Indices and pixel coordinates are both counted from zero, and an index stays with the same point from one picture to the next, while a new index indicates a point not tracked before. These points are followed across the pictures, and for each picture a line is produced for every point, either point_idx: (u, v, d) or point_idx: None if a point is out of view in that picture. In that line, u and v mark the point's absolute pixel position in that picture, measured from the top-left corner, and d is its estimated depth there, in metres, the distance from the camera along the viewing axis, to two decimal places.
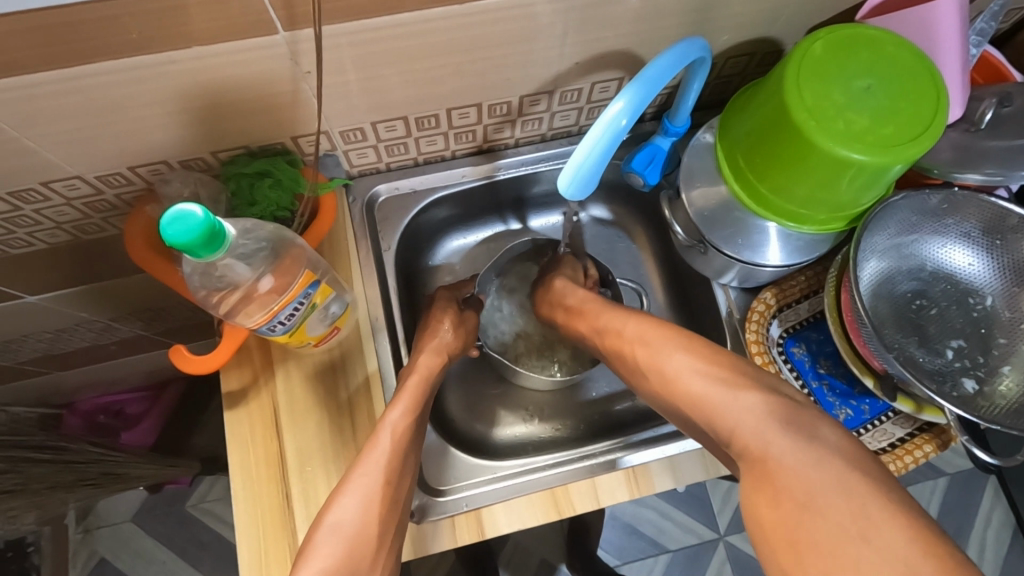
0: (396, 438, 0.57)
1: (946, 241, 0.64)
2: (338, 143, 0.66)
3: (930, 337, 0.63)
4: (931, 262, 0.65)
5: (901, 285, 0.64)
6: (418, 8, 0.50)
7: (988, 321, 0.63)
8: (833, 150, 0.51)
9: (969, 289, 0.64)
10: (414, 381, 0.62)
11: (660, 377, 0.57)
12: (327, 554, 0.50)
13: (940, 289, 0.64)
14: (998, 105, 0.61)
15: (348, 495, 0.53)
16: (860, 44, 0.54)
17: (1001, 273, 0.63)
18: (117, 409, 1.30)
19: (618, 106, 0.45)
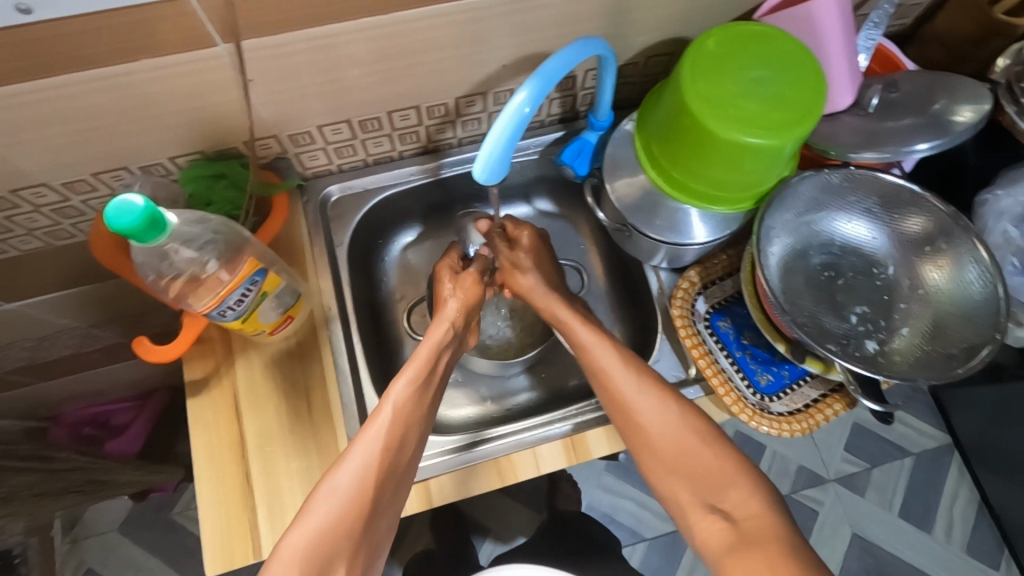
0: (398, 413, 0.60)
1: (852, 216, 0.69)
2: (289, 146, 0.71)
3: (839, 304, 0.68)
4: (839, 236, 0.70)
5: (813, 260, 0.69)
6: (347, 19, 0.56)
7: (888, 288, 0.68)
8: (727, 134, 0.57)
9: (872, 260, 0.69)
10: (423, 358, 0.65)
11: (670, 430, 0.60)
12: (323, 512, 0.54)
13: (848, 261, 0.70)
14: (885, 91, 0.67)
15: (349, 462, 0.57)
16: (750, 39, 0.60)
17: (899, 244, 0.68)
18: (103, 420, 1.32)
19: (521, 96, 0.51)
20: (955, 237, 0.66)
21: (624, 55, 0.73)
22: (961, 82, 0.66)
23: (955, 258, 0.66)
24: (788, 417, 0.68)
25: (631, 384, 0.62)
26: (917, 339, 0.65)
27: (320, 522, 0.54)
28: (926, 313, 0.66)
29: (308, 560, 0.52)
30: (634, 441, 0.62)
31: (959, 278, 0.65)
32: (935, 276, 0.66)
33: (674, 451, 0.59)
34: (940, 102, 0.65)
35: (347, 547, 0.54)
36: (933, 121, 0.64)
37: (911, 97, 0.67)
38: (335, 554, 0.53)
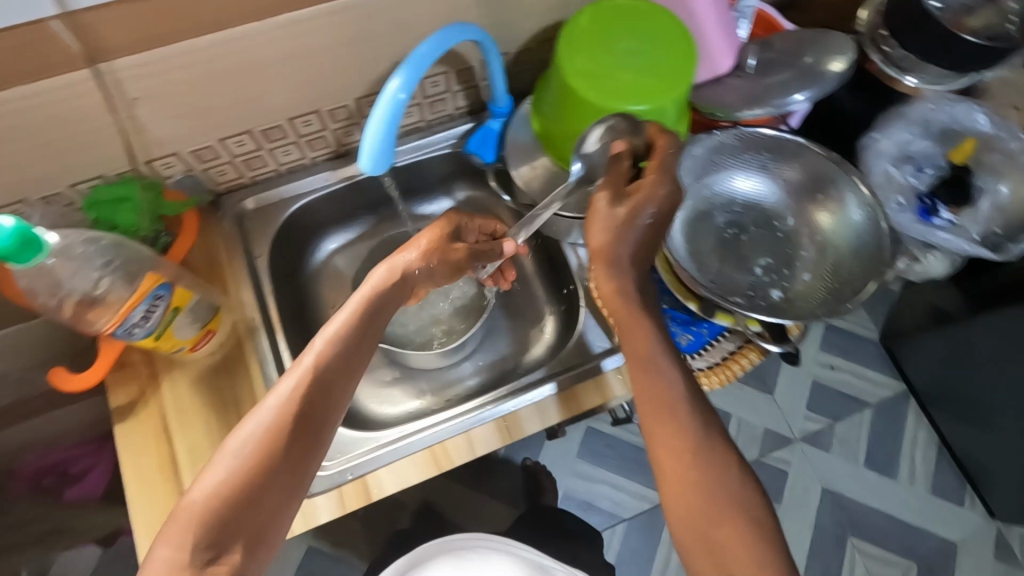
0: (315, 372, 0.55)
1: (745, 175, 0.72)
2: (193, 163, 0.71)
3: (744, 258, 0.70)
4: (735, 197, 0.72)
5: (715, 222, 0.72)
6: (222, 28, 0.57)
7: (788, 239, 0.71)
8: (605, 105, 0.60)
9: (770, 214, 0.72)
10: (352, 312, 0.59)
11: (688, 472, 0.49)
12: (223, 470, 0.51)
13: (748, 218, 0.72)
14: (760, 51, 0.71)
15: (257, 415, 0.53)
16: (621, 14, 0.62)
17: (791, 198, 0.71)
18: (62, 469, 1.14)
19: (395, 83, 0.52)
20: (835, 179, 0.70)
21: (515, 43, 0.74)
22: (829, 36, 0.69)
23: (837, 200, 0.69)
24: (706, 372, 0.71)
25: (676, 419, 0.51)
26: (814, 282, 0.68)
27: (214, 485, 0.50)
28: (823, 255, 0.69)
29: (203, 526, 0.48)
30: (663, 485, 0.50)
31: (845, 218, 0.69)
32: (825, 220, 0.69)
33: (692, 505, 0.48)
34: (810, 56, 0.68)
35: (243, 514, 0.50)
36: (806, 74, 0.67)
37: (786, 54, 0.70)
38: (233, 519, 0.50)
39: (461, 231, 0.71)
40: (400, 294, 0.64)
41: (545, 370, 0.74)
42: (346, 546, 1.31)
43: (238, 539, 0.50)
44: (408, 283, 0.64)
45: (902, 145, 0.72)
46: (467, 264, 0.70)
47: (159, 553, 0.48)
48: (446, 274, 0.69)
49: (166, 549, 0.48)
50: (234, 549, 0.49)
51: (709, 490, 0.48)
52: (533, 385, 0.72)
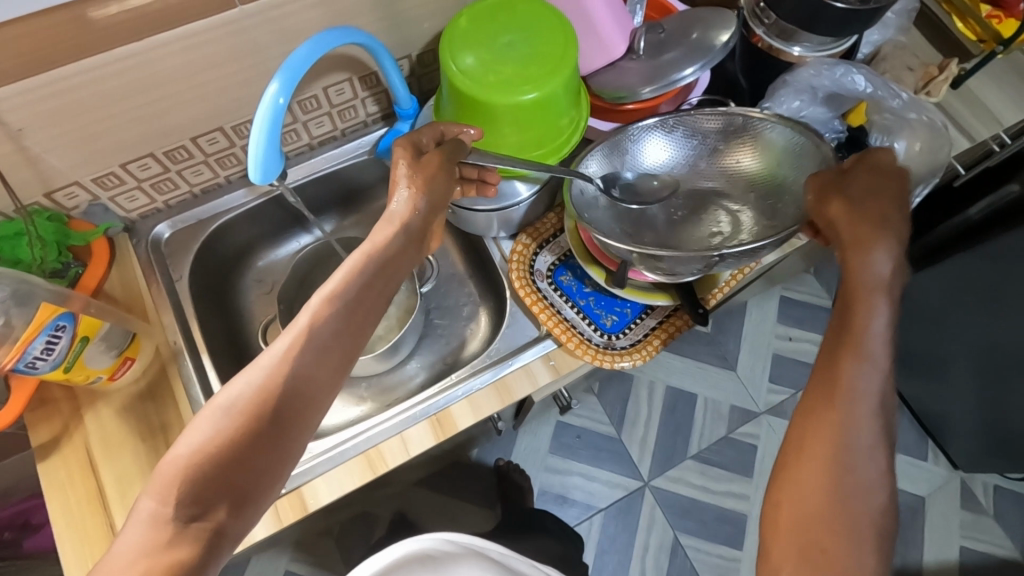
0: (306, 336, 0.50)
1: (663, 137, 0.72)
2: (98, 191, 0.71)
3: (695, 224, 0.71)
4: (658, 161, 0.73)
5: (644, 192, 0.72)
6: (101, 51, 0.57)
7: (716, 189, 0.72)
8: (496, 97, 0.61)
9: (695, 167, 0.73)
10: (351, 270, 0.54)
11: (820, 450, 0.48)
12: (207, 426, 0.46)
13: (677, 187, 0.73)
14: (650, 32, 0.72)
15: (245, 373, 0.49)
16: (501, 10, 0.64)
17: (710, 155, 0.72)
18: (21, 521, 1.09)
19: (272, 88, 0.53)
20: (754, 125, 0.69)
21: (415, 44, 0.75)
22: (713, 12, 0.71)
23: (755, 144, 0.70)
24: (630, 349, 0.72)
25: (849, 407, 0.48)
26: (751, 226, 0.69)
27: (200, 440, 0.46)
28: (758, 198, 0.70)
29: (184, 483, 0.44)
30: (788, 462, 0.49)
31: (762, 160, 0.70)
32: (746, 161, 0.71)
33: (803, 496, 0.47)
34: (697, 32, 0.70)
35: (234, 468, 0.46)
36: (695, 50, 0.69)
37: (674, 33, 0.72)
38: (219, 477, 0.45)
39: (424, 143, 0.61)
40: (409, 243, 0.58)
41: (475, 363, 0.74)
42: (323, 567, 1.30)
43: (223, 503, 0.45)
44: (410, 230, 0.58)
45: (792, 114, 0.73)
46: (451, 165, 0.60)
47: (142, 507, 0.44)
48: (447, 186, 0.60)
49: (149, 503, 0.44)
50: (220, 509, 0.45)
51: (830, 483, 0.46)
52: (463, 379, 0.73)
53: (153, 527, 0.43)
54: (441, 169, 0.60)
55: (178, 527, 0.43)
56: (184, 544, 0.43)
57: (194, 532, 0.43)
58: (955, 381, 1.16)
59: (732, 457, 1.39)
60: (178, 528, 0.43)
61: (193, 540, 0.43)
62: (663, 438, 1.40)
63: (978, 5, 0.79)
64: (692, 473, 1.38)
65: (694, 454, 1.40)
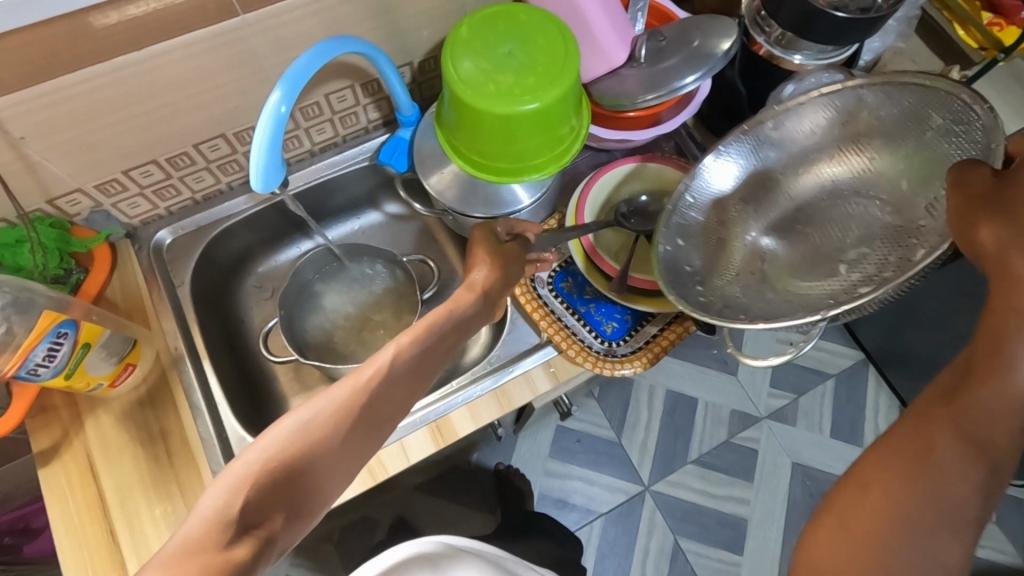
0: (385, 372, 0.52)
1: (740, 157, 0.67)
2: (101, 198, 0.71)
3: (819, 261, 0.63)
4: (742, 186, 0.68)
5: (742, 234, 0.67)
6: (102, 60, 0.57)
7: (824, 206, 0.65)
8: (496, 106, 0.61)
9: (796, 183, 0.67)
10: (431, 320, 0.57)
11: (877, 504, 0.41)
12: (282, 434, 0.47)
13: (779, 214, 0.67)
14: (650, 40, 0.72)
15: (326, 393, 0.50)
16: (500, 19, 0.64)
17: (807, 162, 0.66)
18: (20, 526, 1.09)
19: (274, 97, 0.53)
20: (847, 114, 0.64)
21: (415, 52, 0.75)
22: (713, 19, 0.71)
23: (852, 146, 0.64)
24: (630, 356, 0.72)
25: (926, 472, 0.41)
26: (871, 235, 0.62)
27: (273, 447, 0.46)
28: (880, 210, 0.62)
29: (254, 487, 0.44)
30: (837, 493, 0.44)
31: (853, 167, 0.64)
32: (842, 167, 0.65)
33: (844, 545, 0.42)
34: (698, 40, 0.70)
35: (295, 481, 0.46)
36: (694, 58, 0.70)
37: (674, 41, 0.72)
38: (281, 487, 0.45)
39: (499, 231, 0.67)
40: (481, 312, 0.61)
41: (476, 369, 0.74)
42: (323, 570, 1.30)
43: (280, 514, 0.44)
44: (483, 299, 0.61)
45: None
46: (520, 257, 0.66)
47: (206, 504, 0.42)
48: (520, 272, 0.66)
49: (215, 501, 0.43)
50: (275, 518, 0.44)
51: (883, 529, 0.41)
52: (463, 386, 0.73)
53: (209, 526, 0.41)
54: (512, 255, 0.65)
55: (233, 532, 0.41)
56: (239, 548, 0.41)
57: (249, 539, 0.42)
58: None
59: (732, 462, 1.38)
60: (235, 533, 0.42)
61: (248, 545, 0.42)
62: (664, 443, 1.40)
63: (978, 11, 0.78)
64: (692, 477, 1.38)
65: (694, 459, 1.39)
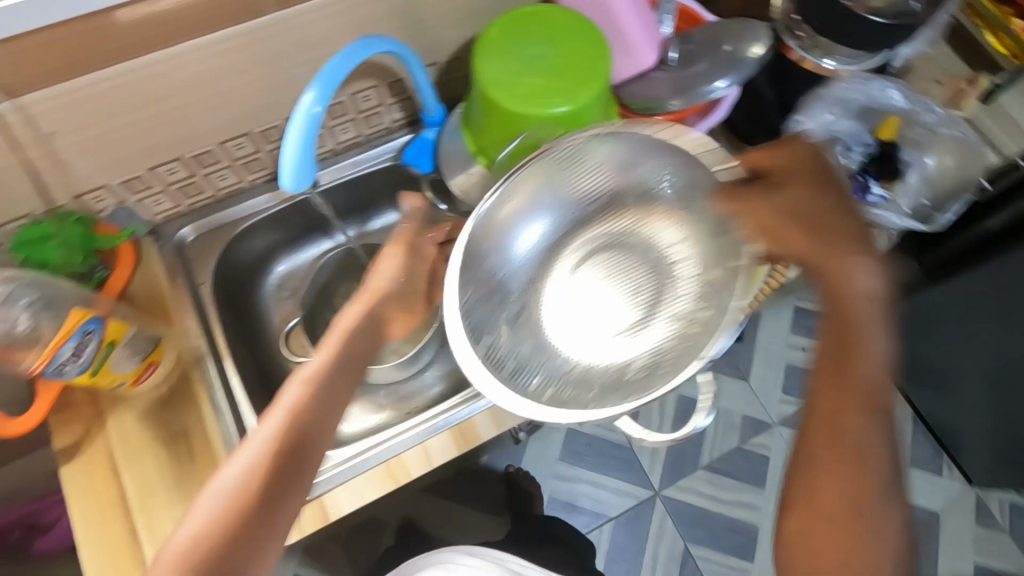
0: (306, 386, 0.54)
1: (540, 212, 0.60)
2: (126, 194, 0.71)
3: (649, 304, 0.59)
4: (546, 246, 0.61)
5: (553, 295, 0.60)
6: (132, 57, 0.57)
7: (642, 264, 0.60)
8: (526, 109, 0.61)
9: (543, 284, 0.61)
10: (330, 354, 0.57)
11: (831, 483, 0.49)
12: (204, 508, 0.48)
13: (561, 261, 0.61)
14: (680, 43, 0.72)
15: (240, 454, 0.50)
16: (530, 21, 0.63)
17: (584, 211, 0.61)
18: (31, 521, 1.09)
19: (309, 96, 0.52)
20: (631, 163, 0.60)
21: (441, 52, 0.75)
22: (745, 23, 0.70)
23: (687, 199, 0.60)
24: None
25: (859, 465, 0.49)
26: (693, 305, 0.58)
27: (200, 521, 0.47)
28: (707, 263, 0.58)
29: (184, 566, 0.45)
30: (796, 476, 0.51)
31: (709, 184, 0.59)
32: (629, 220, 0.61)
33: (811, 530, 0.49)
34: (729, 44, 0.70)
35: (230, 549, 0.46)
36: (725, 63, 0.69)
37: (704, 44, 0.71)
38: (224, 559, 0.46)
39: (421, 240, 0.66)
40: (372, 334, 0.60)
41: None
42: (331, 570, 1.30)
43: None
44: (362, 330, 0.59)
45: (826, 124, 0.73)
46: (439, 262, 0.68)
47: None
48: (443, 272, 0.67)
49: None
50: None
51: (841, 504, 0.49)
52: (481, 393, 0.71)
53: None
54: (432, 275, 0.67)
55: None
56: None
57: None
58: (969, 396, 1.15)
59: (744, 468, 1.37)
60: None
61: None
62: (674, 447, 1.39)
63: None
64: (702, 483, 1.37)
65: (705, 464, 1.38)
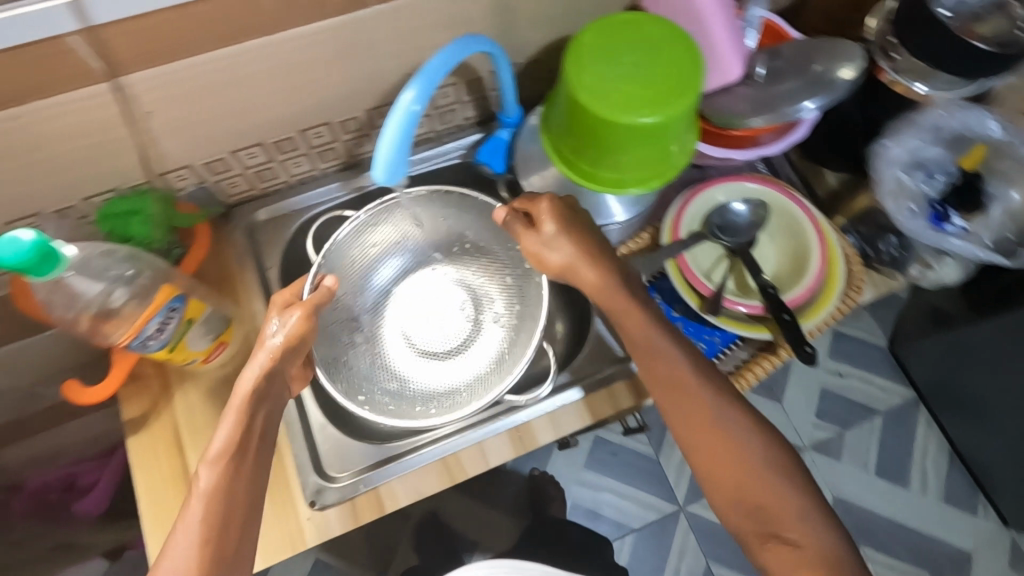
0: (208, 502, 0.50)
1: (394, 257, 0.78)
2: (207, 175, 0.72)
3: (424, 341, 0.76)
4: (403, 280, 0.78)
5: (380, 324, 0.77)
6: (235, 42, 0.57)
7: (439, 306, 0.78)
8: (617, 117, 0.60)
9: (378, 315, 0.77)
10: (236, 417, 0.53)
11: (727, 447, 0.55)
12: None
13: (405, 293, 0.78)
14: (768, 60, 0.71)
15: (178, 538, 0.49)
16: (623, 29, 0.63)
17: (424, 256, 0.79)
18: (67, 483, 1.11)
19: (410, 94, 0.53)
20: (437, 219, 0.78)
21: (523, 53, 0.75)
22: (839, 42, 0.69)
23: (479, 250, 0.79)
24: None
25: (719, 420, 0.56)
26: (508, 309, 0.76)
27: None
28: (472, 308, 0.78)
29: None
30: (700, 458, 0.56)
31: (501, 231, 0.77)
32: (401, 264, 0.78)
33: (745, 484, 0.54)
34: (820, 63, 0.69)
35: None
36: (814, 83, 0.68)
37: (794, 62, 0.70)
38: None
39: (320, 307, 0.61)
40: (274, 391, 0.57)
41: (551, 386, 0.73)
42: (352, 559, 1.30)
43: None
44: (264, 393, 0.56)
45: (912, 152, 0.74)
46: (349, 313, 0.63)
47: None
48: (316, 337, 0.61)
49: None
50: None
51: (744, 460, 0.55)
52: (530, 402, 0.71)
53: None
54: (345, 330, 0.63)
55: None
56: None
57: None
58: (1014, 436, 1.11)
59: None
60: None
61: None
62: None
63: None
64: None
65: None
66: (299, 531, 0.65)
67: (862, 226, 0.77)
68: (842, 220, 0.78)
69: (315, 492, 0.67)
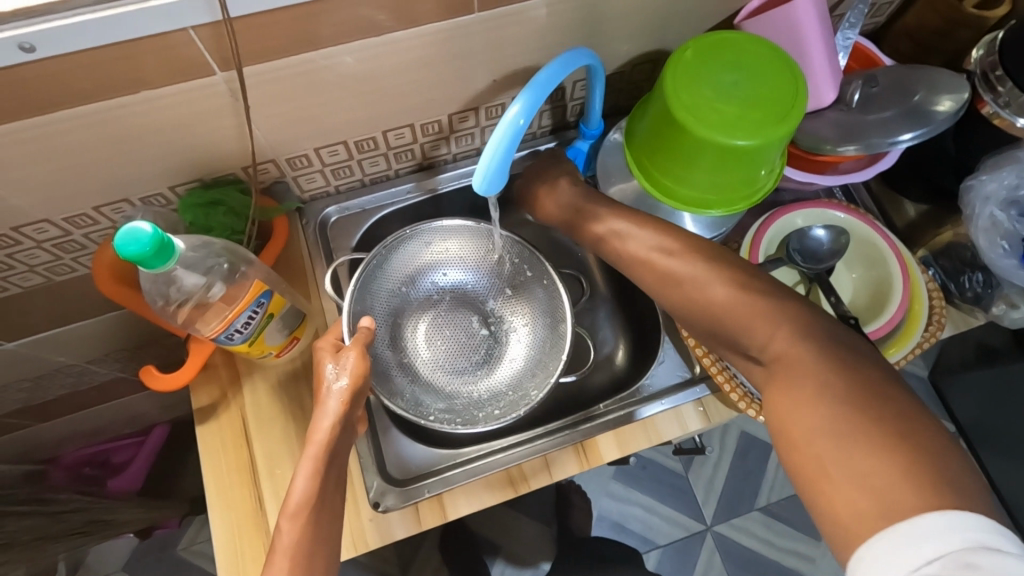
0: (293, 555, 0.47)
1: (453, 263, 0.79)
2: (286, 170, 0.72)
3: (456, 354, 0.77)
4: (451, 288, 0.79)
5: (419, 339, 0.77)
6: (342, 42, 0.57)
7: (475, 327, 0.78)
8: (715, 137, 0.59)
9: (416, 316, 0.78)
10: (314, 460, 0.51)
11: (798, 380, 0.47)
12: None
13: (445, 301, 0.79)
14: (865, 86, 0.69)
15: None
16: (724, 48, 0.62)
17: (480, 278, 0.79)
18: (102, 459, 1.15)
19: (515, 109, 0.52)
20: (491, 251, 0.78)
21: (609, 66, 0.74)
22: (940, 73, 0.68)
23: (527, 293, 0.78)
24: None
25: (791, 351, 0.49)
26: (543, 355, 0.74)
27: None
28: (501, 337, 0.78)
29: None
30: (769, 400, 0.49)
31: (553, 286, 0.75)
32: (453, 277, 0.79)
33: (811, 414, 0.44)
34: (921, 93, 0.67)
35: None
36: (913, 112, 0.66)
37: (891, 90, 0.68)
38: None
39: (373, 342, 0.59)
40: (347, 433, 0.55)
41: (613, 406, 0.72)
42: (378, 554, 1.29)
43: None
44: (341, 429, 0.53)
45: (1011, 190, 0.71)
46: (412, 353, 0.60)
47: None
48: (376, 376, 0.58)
49: None
50: None
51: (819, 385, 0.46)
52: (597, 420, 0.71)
53: None
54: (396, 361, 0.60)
55: None
56: None
57: None
58: None
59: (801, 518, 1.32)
60: None
61: None
62: (733, 482, 1.36)
63: None
64: (756, 524, 1.33)
65: (760, 506, 1.34)
66: (362, 532, 0.65)
67: (944, 260, 0.77)
68: (924, 253, 0.78)
69: (379, 495, 0.66)
